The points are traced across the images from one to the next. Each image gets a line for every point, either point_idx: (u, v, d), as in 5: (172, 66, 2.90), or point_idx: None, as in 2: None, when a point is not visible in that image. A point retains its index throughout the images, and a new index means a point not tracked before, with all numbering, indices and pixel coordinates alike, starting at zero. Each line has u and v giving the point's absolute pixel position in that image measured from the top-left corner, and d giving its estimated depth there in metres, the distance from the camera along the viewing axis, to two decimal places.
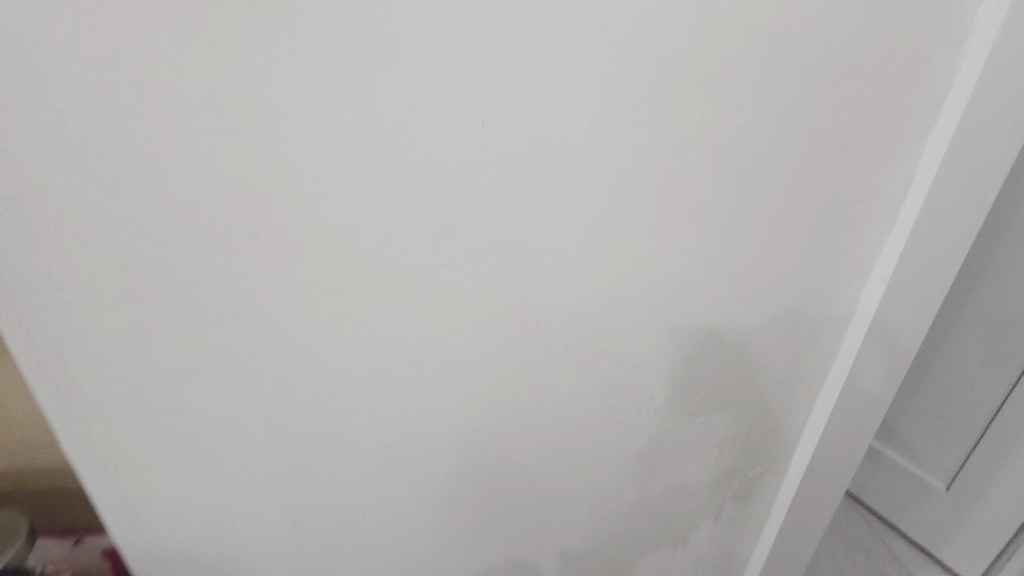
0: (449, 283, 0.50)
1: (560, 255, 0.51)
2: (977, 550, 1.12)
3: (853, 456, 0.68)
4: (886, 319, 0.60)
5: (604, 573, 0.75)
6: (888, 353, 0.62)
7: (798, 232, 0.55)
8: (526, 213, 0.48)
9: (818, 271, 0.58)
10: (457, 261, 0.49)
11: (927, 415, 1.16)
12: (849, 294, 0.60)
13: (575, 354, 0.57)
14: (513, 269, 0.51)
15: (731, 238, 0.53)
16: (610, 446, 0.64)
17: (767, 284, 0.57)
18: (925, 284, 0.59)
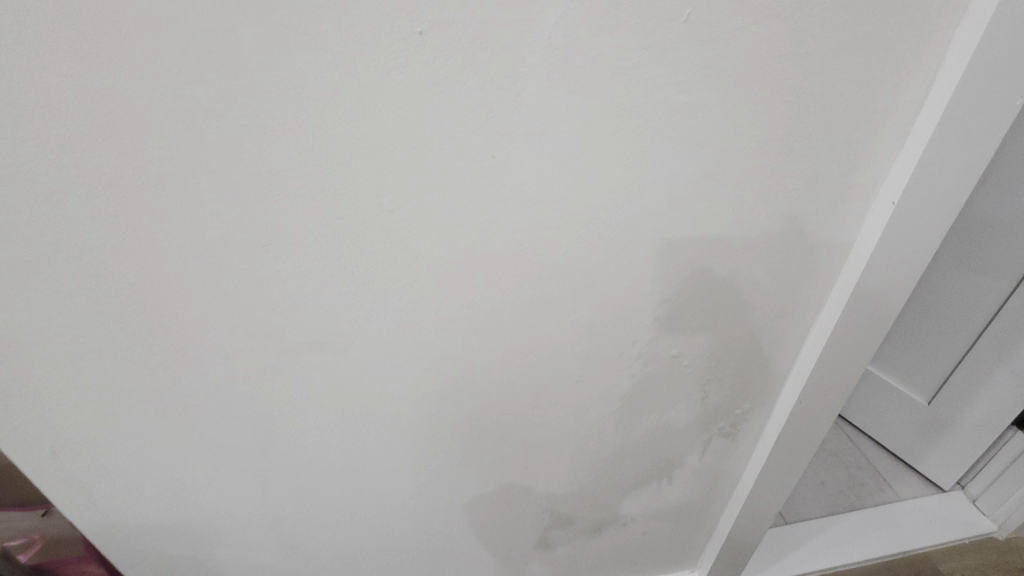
0: (398, 231, 0.44)
1: (526, 192, 0.44)
2: (953, 460, 1.15)
3: (844, 390, 0.65)
4: (891, 252, 0.53)
5: (589, 510, 0.75)
6: (891, 286, 0.56)
7: (799, 154, 0.47)
8: (483, 144, 0.41)
9: (816, 200, 0.51)
10: (406, 205, 0.43)
11: (915, 333, 1.15)
12: (851, 222, 0.54)
13: (547, 300, 0.52)
14: (471, 212, 0.44)
15: (723, 163, 0.46)
16: (591, 394, 0.60)
17: (761, 214, 0.50)
18: (937, 213, 0.51)
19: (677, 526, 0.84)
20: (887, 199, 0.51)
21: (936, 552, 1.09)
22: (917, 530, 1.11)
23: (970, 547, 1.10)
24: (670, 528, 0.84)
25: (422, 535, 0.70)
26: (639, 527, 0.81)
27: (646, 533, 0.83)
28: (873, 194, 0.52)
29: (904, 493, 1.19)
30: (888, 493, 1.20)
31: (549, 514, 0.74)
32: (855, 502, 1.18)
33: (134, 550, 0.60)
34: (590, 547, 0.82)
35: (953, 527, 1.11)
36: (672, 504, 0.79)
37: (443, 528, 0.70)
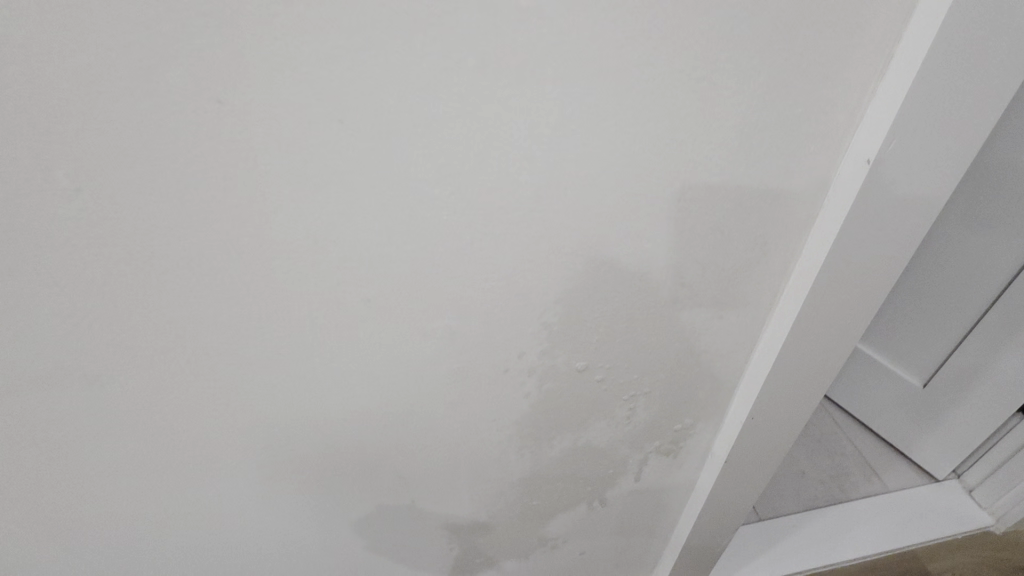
0: (107, 238, 0.28)
1: (303, 167, 0.28)
2: (949, 447, 1.03)
3: (809, 400, 0.52)
4: (868, 231, 0.38)
5: (507, 537, 0.63)
6: (868, 274, 0.42)
7: (733, 91, 0.32)
8: (196, 88, 0.25)
9: (761, 159, 0.35)
10: (101, 193, 0.27)
11: (912, 309, 1.00)
12: (812, 192, 0.38)
13: (387, 317, 0.37)
14: (221, 200, 0.28)
15: (615, 106, 0.30)
16: (477, 421, 0.46)
17: (682, 183, 0.35)
18: (929, 172, 0.36)
19: (619, 543, 0.72)
20: (861, 153, 0.36)
21: (927, 550, 0.98)
22: (907, 525, 1.00)
23: (964, 543, 0.99)
24: (612, 546, 0.73)
25: None
26: (573, 549, 0.70)
27: (585, 553, 0.71)
28: (843, 146, 0.37)
29: (894, 483, 1.08)
30: (876, 483, 1.08)
31: (458, 545, 0.62)
32: (839, 495, 1.06)
33: None
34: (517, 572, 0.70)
35: (947, 520, 1.00)
36: (610, 524, 0.67)
37: None
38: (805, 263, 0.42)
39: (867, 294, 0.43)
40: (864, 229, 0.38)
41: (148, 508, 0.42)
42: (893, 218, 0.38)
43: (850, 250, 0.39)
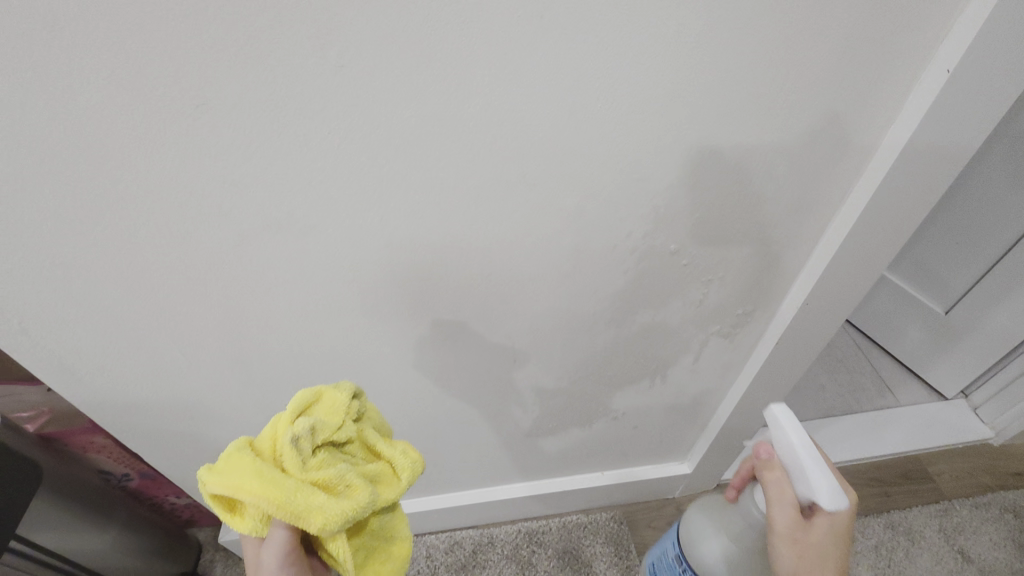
0: (353, 100, 0.38)
1: (499, 53, 0.37)
2: (962, 368, 1.13)
3: (855, 290, 0.61)
4: (934, 132, 0.46)
5: (579, 404, 0.75)
6: (927, 173, 0.49)
7: (846, 3, 0.38)
8: None
9: (857, 68, 0.42)
10: (359, 63, 0.36)
11: (943, 240, 1.07)
12: (891, 102, 0.45)
13: (531, 187, 0.46)
14: (436, 77, 0.38)
15: (746, 12, 0.38)
16: (580, 290, 0.56)
17: (789, 86, 0.42)
18: (1003, 84, 0.43)
19: (668, 422, 0.84)
20: (943, 65, 0.42)
21: (927, 455, 1.10)
22: (912, 433, 1.12)
23: (963, 451, 1.11)
24: (661, 423, 0.85)
25: (414, 415, 0.72)
26: (629, 421, 0.82)
27: (637, 427, 0.84)
28: (926, 61, 0.43)
29: (905, 398, 1.19)
30: (889, 398, 1.19)
31: (539, 406, 0.74)
32: (854, 407, 1.18)
33: (131, 425, 0.62)
34: (579, 437, 0.83)
35: (949, 432, 1.12)
36: (664, 401, 0.79)
37: (431, 413, 0.72)
38: (879, 164, 0.49)
39: (923, 193, 0.51)
40: (930, 130, 0.46)
41: (325, 322, 0.55)
42: (960, 124, 0.45)
43: (914, 149, 0.47)
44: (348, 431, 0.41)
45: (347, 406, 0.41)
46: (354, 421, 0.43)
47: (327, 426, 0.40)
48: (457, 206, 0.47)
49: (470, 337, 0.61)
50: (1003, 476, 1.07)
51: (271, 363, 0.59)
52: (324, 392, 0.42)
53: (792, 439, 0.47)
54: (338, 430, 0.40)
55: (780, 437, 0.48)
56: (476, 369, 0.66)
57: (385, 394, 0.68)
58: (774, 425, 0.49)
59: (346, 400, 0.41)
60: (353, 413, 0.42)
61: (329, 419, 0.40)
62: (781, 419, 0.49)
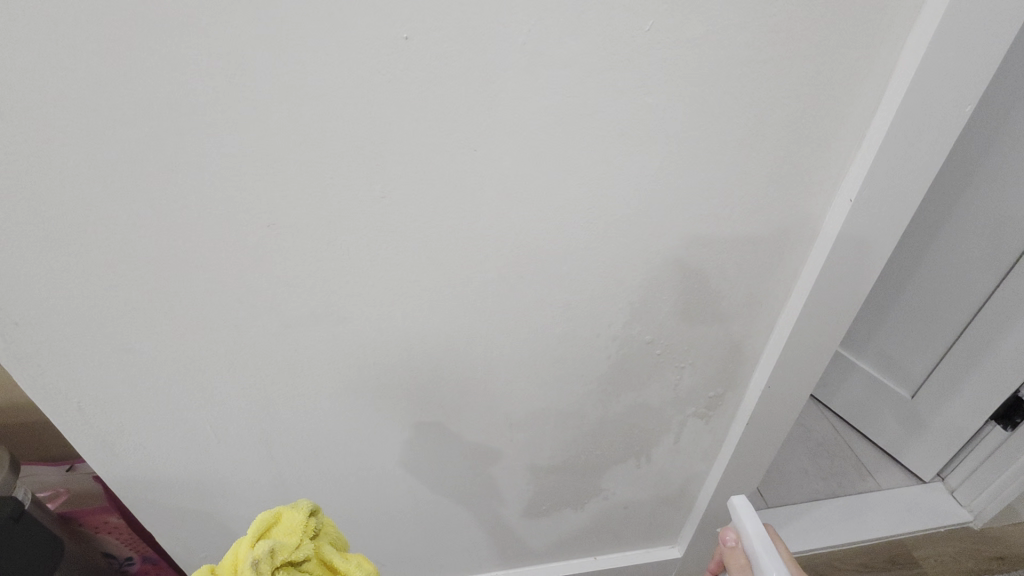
0: (389, 220, 0.48)
1: (505, 184, 0.48)
2: (935, 451, 1.19)
3: (810, 375, 0.69)
4: (851, 243, 0.57)
5: (571, 484, 0.80)
6: (852, 274, 0.60)
7: (764, 149, 0.51)
8: (463, 138, 0.45)
9: (780, 194, 0.54)
10: (397, 193, 0.47)
11: (900, 326, 1.19)
12: (811, 217, 0.57)
13: (528, 285, 0.56)
14: (456, 202, 0.49)
15: (690, 154, 0.50)
16: (570, 372, 0.64)
17: (729, 207, 0.54)
18: (897, 207, 0.55)
19: (655, 503, 0.88)
20: (848, 194, 0.54)
21: (912, 540, 1.13)
22: (895, 518, 1.15)
23: (945, 535, 1.14)
24: (649, 504, 0.89)
25: (415, 495, 0.76)
26: (618, 502, 0.86)
27: (627, 508, 0.88)
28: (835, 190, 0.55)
29: (885, 482, 1.23)
30: (870, 482, 1.23)
31: (533, 485, 0.79)
32: (838, 491, 1.21)
33: (150, 501, 0.66)
34: (572, 518, 0.87)
35: (930, 516, 1.16)
36: (650, 481, 0.83)
37: (431, 492, 0.76)
38: (812, 267, 0.60)
39: (853, 291, 0.61)
40: (846, 240, 0.57)
41: (344, 401, 0.62)
42: (871, 236, 0.57)
43: (837, 256, 0.58)
44: (305, 550, 0.45)
45: (304, 526, 0.46)
46: (312, 540, 0.47)
47: (285, 546, 0.44)
48: (466, 301, 0.56)
49: (472, 417, 0.68)
50: (986, 560, 1.10)
51: (292, 441, 0.65)
52: (284, 514, 0.47)
53: (752, 528, 0.50)
54: (296, 549, 0.44)
55: (744, 526, 0.50)
56: (476, 449, 0.72)
57: (390, 474, 0.72)
58: (737, 514, 0.51)
59: (303, 519, 0.46)
60: (309, 532, 0.46)
61: (287, 538, 0.45)
62: (743, 509, 0.51)
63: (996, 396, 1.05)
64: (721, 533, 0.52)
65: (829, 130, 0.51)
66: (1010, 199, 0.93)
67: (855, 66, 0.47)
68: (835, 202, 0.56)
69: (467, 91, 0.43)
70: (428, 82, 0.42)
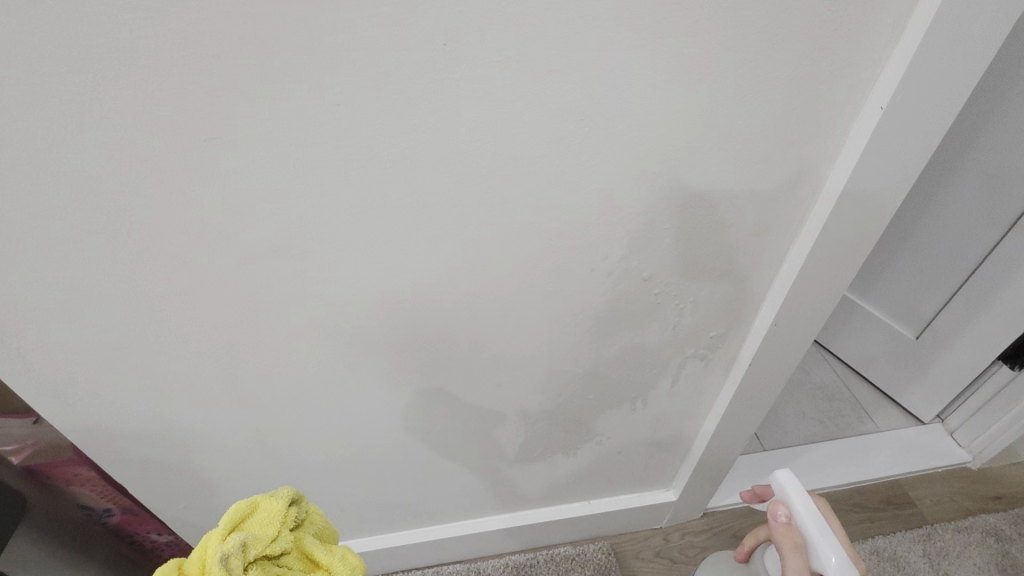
0: (348, 136, 0.42)
1: (480, 91, 0.41)
2: (936, 393, 1.16)
3: (819, 313, 0.64)
4: (877, 163, 0.50)
5: (563, 427, 0.76)
6: (875, 200, 0.53)
7: (787, 50, 0.43)
8: (428, 31, 0.38)
9: (802, 105, 0.47)
10: (354, 101, 0.40)
11: (909, 266, 1.13)
12: (834, 137, 0.50)
13: (512, 213, 0.50)
14: (424, 113, 0.42)
15: (699, 53, 0.42)
16: (560, 311, 0.59)
17: (743, 120, 0.46)
18: (933, 119, 0.48)
19: (651, 446, 0.86)
20: (875, 105, 0.47)
21: (907, 481, 1.12)
22: (891, 459, 1.14)
23: (941, 475, 1.13)
24: (645, 448, 0.86)
25: (400, 441, 0.73)
26: (612, 446, 0.83)
27: (622, 452, 0.85)
28: (861, 102, 0.48)
29: (884, 424, 1.22)
30: (868, 424, 1.22)
31: (524, 429, 0.75)
32: (834, 433, 1.20)
33: (117, 452, 0.62)
34: (565, 463, 0.84)
35: (927, 457, 1.15)
36: (646, 424, 0.80)
37: (417, 437, 0.73)
38: (832, 192, 0.53)
39: (874, 219, 0.55)
40: (871, 161, 0.50)
41: (315, 344, 0.57)
42: (900, 154, 0.50)
43: (859, 178, 0.51)
44: (282, 544, 0.40)
45: (282, 516, 0.42)
46: (293, 530, 0.43)
47: (259, 541, 0.39)
48: (443, 231, 0.50)
49: (456, 359, 0.63)
50: (982, 500, 1.09)
51: (262, 386, 0.60)
52: (261, 502, 0.42)
53: (802, 506, 0.44)
54: (271, 542, 0.40)
55: (799, 500, 0.44)
56: (462, 394, 0.68)
57: (371, 419, 0.68)
58: (790, 489, 0.45)
59: (281, 509, 0.42)
60: (289, 521, 0.42)
61: (262, 531, 0.40)
62: (799, 484, 0.45)
63: (1006, 337, 1.01)
64: (769, 507, 0.45)
65: (863, 25, 0.43)
66: None
67: None
68: (864, 115, 0.48)
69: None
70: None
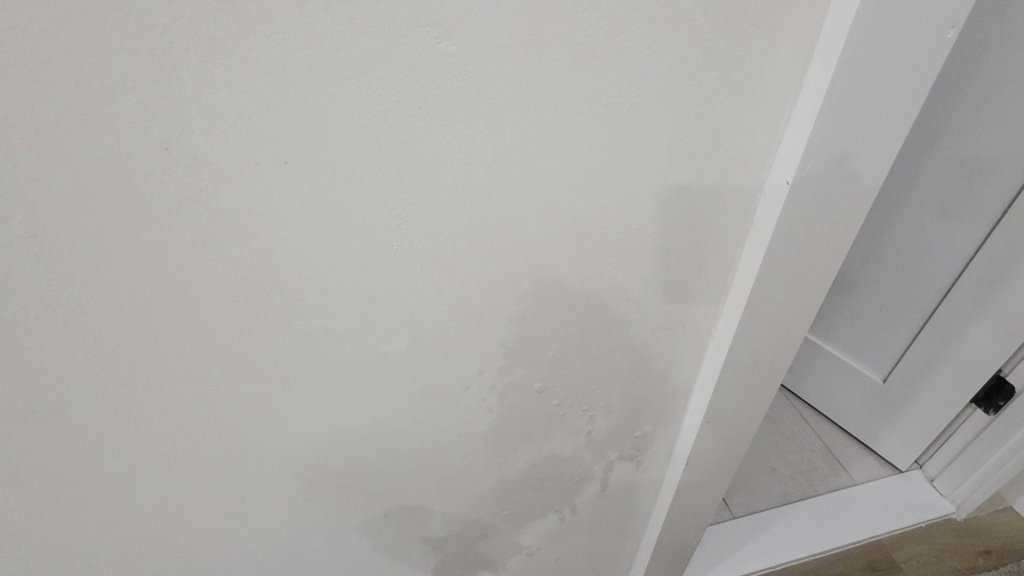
0: (68, 284, 0.29)
1: (249, 208, 0.30)
2: (911, 439, 1.07)
3: (756, 401, 0.54)
4: (799, 244, 0.41)
5: (480, 548, 0.64)
6: (801, 283, 0.44)
7: (666, 119, 0.34)
8: (147, 141, 0.26)
9: (692, 180, 0.37)
10: (62, 239, 0.28)
11: (867, 303, 1.05)
12: (738, 212, 0.41)
13: (343, 343, 0.38)
14: (176, 244, 0.30)
15: (549, 134, 0.32)
16: (441, 436, 0.48)
17: (623, 204, 0.37)
18: (849, 188, 0.39)
19: (593, 550, 0.74)
20: (781, 174, 0.38)
21: (891, 540, 1.02)
22: (871, 516, 1.04)
23: (927, 531, 1.03)
24: (586, 553, 0.74)
25: None
26: (546, 556, 0.70)
27: (560, 560, 0.72)
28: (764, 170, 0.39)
29: (860, 475, 1.12)
30: (843, 476, 1.12)
31: (431, 562, 0.62)
32: (808, 489, 1.10)
33: None
34: None
35: (909, 511, 1.05)
36: (582, 530, 0.68)
37: None
38: (753, 283, 0.43)
39: (803, 304, 0.46)
40: (792, 242, 0.40)
41: (109, 533, 0.42)
42: (823, 232, 0.41)
43: (780, 263, 0.42)
44: None
45: None
46: None
47: None
48: (251, 376, 0.37)
49: (320, 511, 0.49)
50: (973, 557, 0.99)
51: None
52: None
53: None
54: None
55: None
56: (339, 545, 0.53)
57: None
58: None
59: None
60: None
61: None
62: None
63: (978, 378, 0.93)
64: None
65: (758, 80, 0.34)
66: (986, 145, 0.81)
67: None
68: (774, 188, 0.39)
69: (117, 46, 0.24)
70: (27, 30, 0.22)
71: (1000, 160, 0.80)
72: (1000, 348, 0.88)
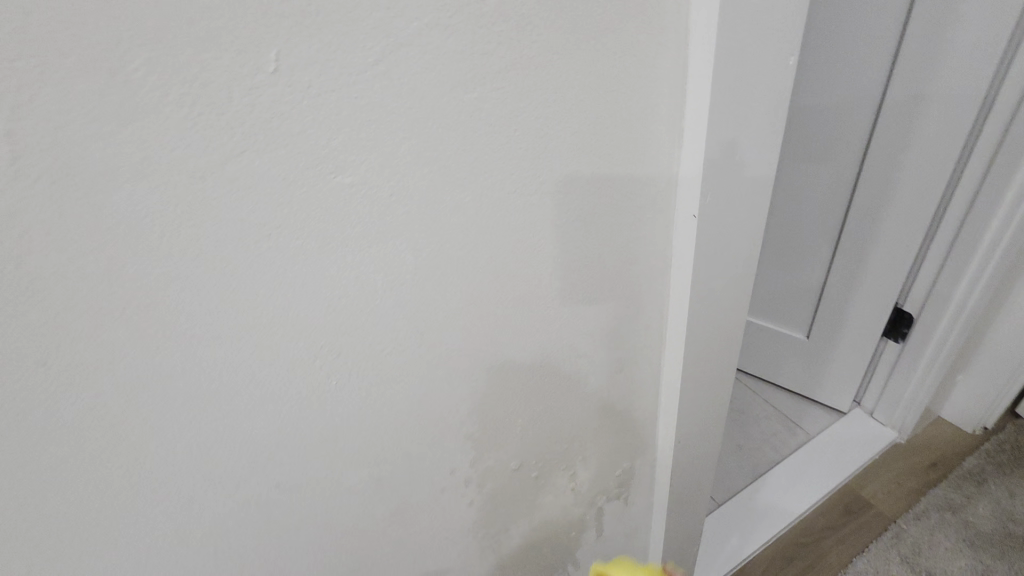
0: None
1: (164, 393, 0.27)
2: (845, 382, 1.16)
3: (717, 407, 0.56)
4: (722, 262, 0.42)
5: None
6: (731, 294, 0.46)
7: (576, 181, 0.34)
8: (29, 364, 0.23)
9: (607, 233, 0.38)
10: None
11: (773, 271, 1.14)
12: (658, 252, 0.42)
13: (301, 493, 0.34)
14: (88, 455, 0.26)
15: (470, 224, 0.31)
16: (428, 546, 0.44)
17: (556, 268, 0.37)
18: (747, 207, 0.40)
19: None
20: (687, 211, 0.39)
21: (856, 481, 1.09)
22: (834, 465, 1.11)
23: (882, 461, 1.12)
24: None
25: None
26: None
27: None
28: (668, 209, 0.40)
29: (813, 428, 1.19)
30: (800, 434, 1.19)
31: None
32: (775, 456, 1.15)
33: None
34: None
35: (863, 448, 1.13)
36: None
37: None
38: (693, 306, 0.44)
39: (735, 314, 0.48)
40: (711, 266, 0.42)
41: None
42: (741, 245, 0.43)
43: (710, 284, 0.43)
44: None
45: None
46: None
47: None
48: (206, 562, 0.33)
49: None
50: (925, 473, 1.09)
51: None
52: None
53: None
54: None
55: None
56: None
57: None
58: None
59: None
60: None
61: None
62: None
63: (881, 314, 1.03)
64: None
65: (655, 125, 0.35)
66: (828, 114, 0.92)
67: (634, 52, 0.31)
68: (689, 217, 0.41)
69: None
70: None
71: (844, 124, 0.91)
72: (892, 282, 0.99)
